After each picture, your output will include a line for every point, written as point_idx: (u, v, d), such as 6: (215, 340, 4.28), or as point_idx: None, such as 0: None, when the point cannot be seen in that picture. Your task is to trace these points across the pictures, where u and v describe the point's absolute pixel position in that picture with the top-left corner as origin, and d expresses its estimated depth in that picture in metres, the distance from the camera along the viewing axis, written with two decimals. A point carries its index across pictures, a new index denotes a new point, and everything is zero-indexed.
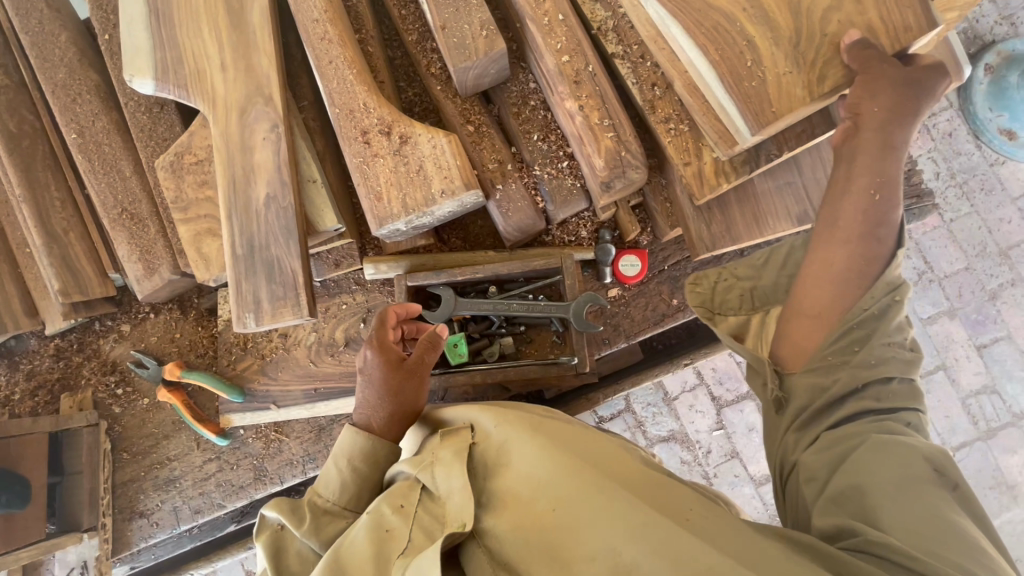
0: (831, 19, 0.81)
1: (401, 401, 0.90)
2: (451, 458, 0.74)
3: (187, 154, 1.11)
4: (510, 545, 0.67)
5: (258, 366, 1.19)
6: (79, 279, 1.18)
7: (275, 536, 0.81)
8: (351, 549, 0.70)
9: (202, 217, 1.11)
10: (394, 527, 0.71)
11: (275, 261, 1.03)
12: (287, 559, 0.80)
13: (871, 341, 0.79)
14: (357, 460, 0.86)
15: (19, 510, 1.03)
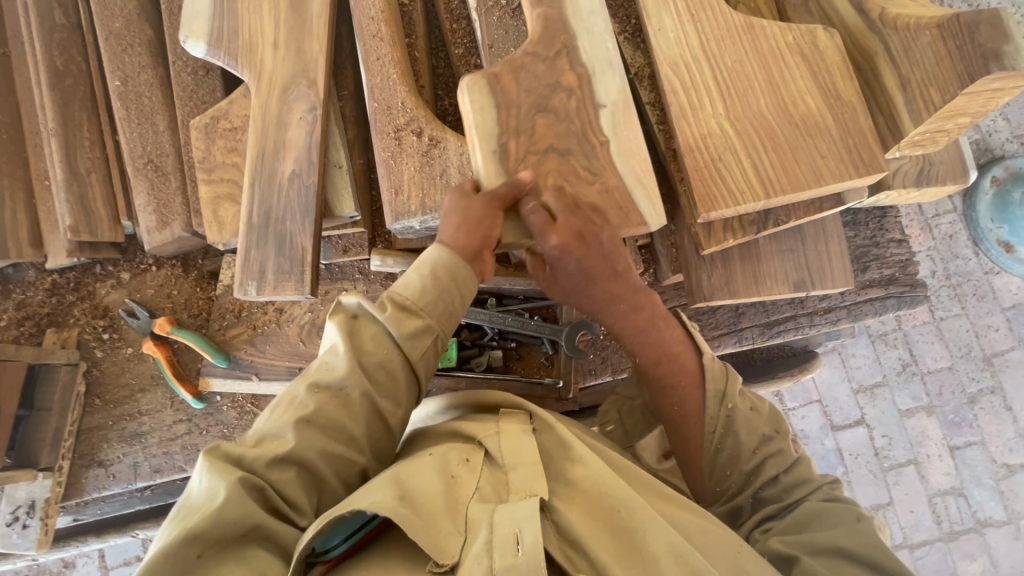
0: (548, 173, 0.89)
1: (476, 228, 0.84)
2: (520, 434, 0.79)
3: (223, 119, 1.14)
4: (580, 526, 0.71)
5: (248, 335, 1.20)
6: (92, 219, 1.20)
7: (352, 319, 0.83)
8: (418, 475, 0.72)
9: (224, 181, 1.14)
10: (461, 474, 0.74)
11: (287, 236, 1.04)
12: (362, 339, 0.81)
13: (739, 463, 0.89)
14: (439, 271, 0.84)
15: None
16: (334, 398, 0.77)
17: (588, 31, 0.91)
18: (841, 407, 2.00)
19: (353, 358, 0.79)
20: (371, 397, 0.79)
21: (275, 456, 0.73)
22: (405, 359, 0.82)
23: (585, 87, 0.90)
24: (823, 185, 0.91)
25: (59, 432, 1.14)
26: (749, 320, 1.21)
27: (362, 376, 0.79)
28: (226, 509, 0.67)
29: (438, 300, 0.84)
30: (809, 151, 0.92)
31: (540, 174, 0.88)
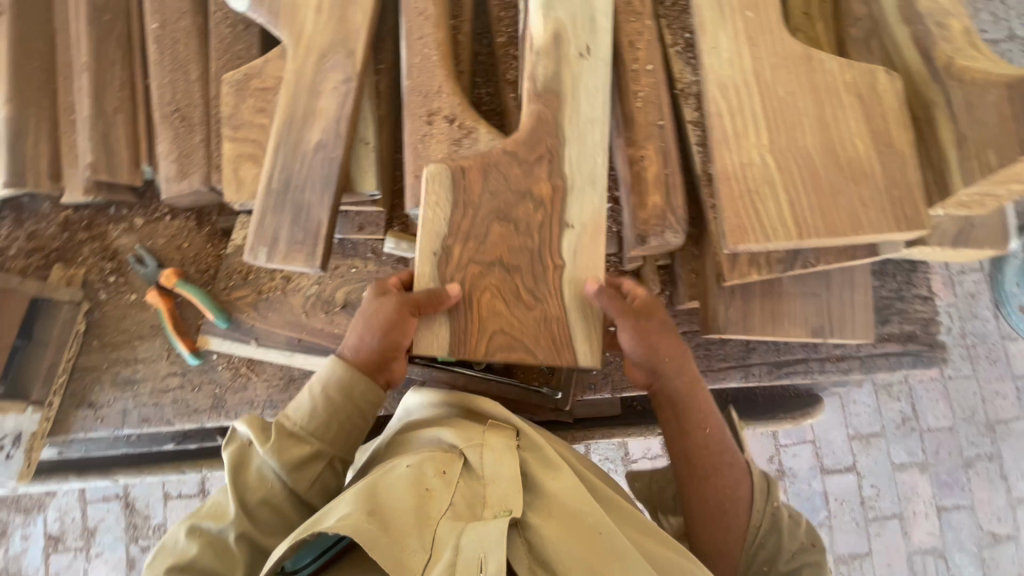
0: (487, 280, 0.94)
1: (385, 336, 0.95)
2: (501, 450, 0.83)
3: (256, 78, 1.12)
4: (555, 546, 0.73)
5: (253, 299, 1.19)
6: (112, 160, 1.18)
7: (241, 451, 0.93)
8: (392, 491, 0.76)
9: (249, 141, 1.12)
10: (434, 487, 0.77)
11: (304, 205, 1.02)
12: (248, 471, 0.91)
13: (777, 563, 0.98)
14: (333, 391, 0.96)
15: None
16: (212, 542, 0.86)
17: (580, 142, 0.97)
18: (833, 451, 1.97)
19: (238, 493, 0.89)
20: (249, 537, 0.87)
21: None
22: (291, 488, 0.91)
23: (562, 202, 0.96)
24: (859, 234, 0.88)
25: (53, 369, 1.14)
26: (759, 357, 1.18)
27: (243, 517, 0.87)
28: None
29: (332, 421, 0.95)
30: (851, 196, 0.89)
31: (477, 287, 0.94)
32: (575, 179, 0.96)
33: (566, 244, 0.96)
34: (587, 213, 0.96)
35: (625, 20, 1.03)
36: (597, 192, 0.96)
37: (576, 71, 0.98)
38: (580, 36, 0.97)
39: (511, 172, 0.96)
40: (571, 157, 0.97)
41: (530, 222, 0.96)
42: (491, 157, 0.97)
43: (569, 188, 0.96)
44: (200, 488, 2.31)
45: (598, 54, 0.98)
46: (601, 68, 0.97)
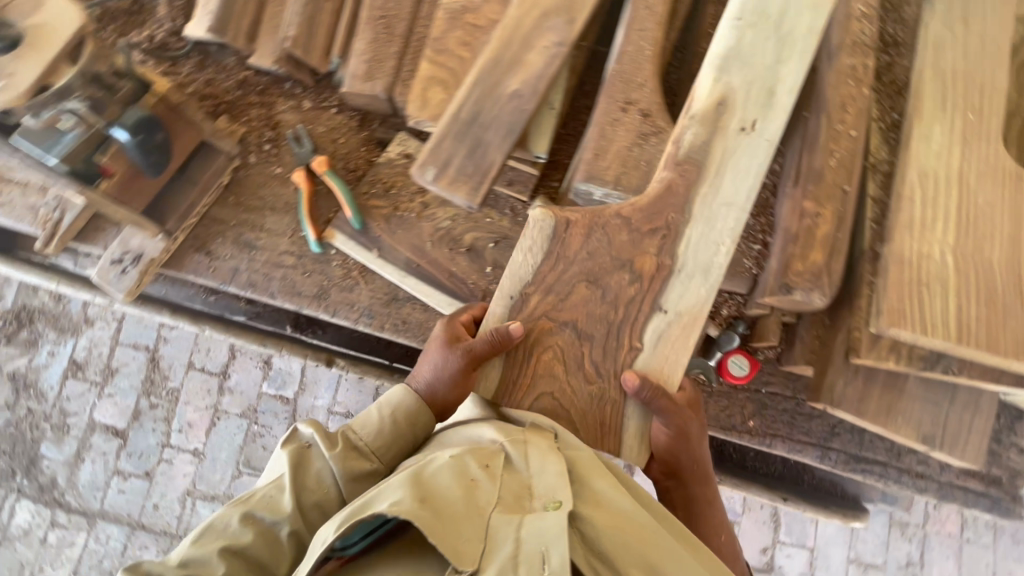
0: (555, 338, 1.01)
1: (453, 385, 1.04)
2: (546, 449, 0.90)
3: (472, 13, 1.16)
4: (604, 535, 0.81)
5: (387, 212, 1.22)
6: (310, 41, 1.22)
7: (303, 452, 1.01)
8: (440, 482, 0.85)
9: (445, 67, 1.14)
10: (479, 479, 0.86)
11: (484, 144, 1.05)
12: (307, 472, 0.99)
13: None
14: (398, 416, 1.05)
15: (150, 176, 1.02)
16: (265, 531, 0.93)
17: (706, 221, 0.99)
18: (829, 566, 1.93)
19: (299, 492, 0.97)
20: (299, 535, 0.95)
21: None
22: (346, 494, 0.99)
23: (663, 284, 1.00)
24: (1017, 360, 0.87)
25: (190, 210, 1.19)
26: (840, 443, 1.18)
27: (297, 514, 0.95)
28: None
29: (393, 442, 1.04)
30: (1019, 321, 0.89)
31: (541, 342, 1.01)
32: (688, 260, 0.99)
33: (651, 326, 1.00)
34: (685, 303, 1.00)
35: (844, 81, 1.04)
36: (707, 286, 0.99)
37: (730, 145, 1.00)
38: (745, 106, 0.99)
39: (617, 237, 1.00)
40: (690, 235, 1.00)
41: (622, 292, 1.01)
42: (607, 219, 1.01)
43: (676, 270, 1.00)
44: (223, 369, 2.37)
45: (764, 132, 0.99)
46: (765, 147, 0.99)
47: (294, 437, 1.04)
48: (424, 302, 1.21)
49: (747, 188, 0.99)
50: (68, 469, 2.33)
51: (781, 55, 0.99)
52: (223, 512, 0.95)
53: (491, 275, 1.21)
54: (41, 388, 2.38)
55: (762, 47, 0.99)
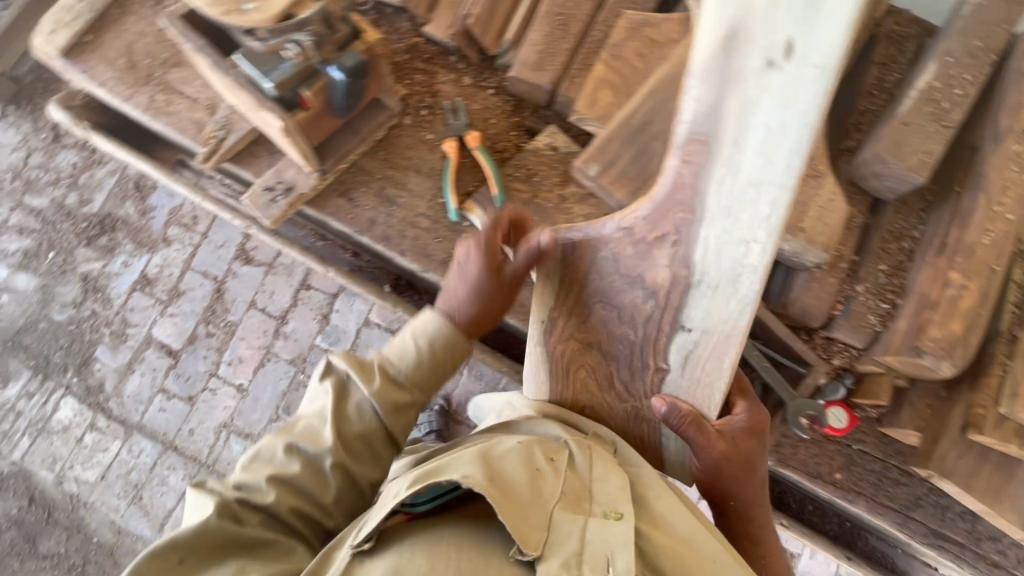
0: (586, 353, 1.05)
1: (485, 305, 1.00)
2: (609, 463, 0.88)
3: (652, 27, 1.20)
4: (666, 557, 0.77)
5: (527, 198, 1.26)
6: (489, 22, 1.27)
7: (343, 385, 0.96)
8: (508, 463, 0.82)
9: (618, 73, 1.19)
10: (546, 470, 0.83)
11: (649, 152, 1.09)
12: (347, 405, 0.93)
13: None
14: (432, 343, 0.97)
15: (337, 115, 1.07)
16: (311, 463, 0.89)
17: (729, 216, 0.82)
18: None
19: (337, 424, 0.91)
20: (344, 469, 0.90)
21: (255, 516, 0.85)
22: (388, 425, 0.94)
23: (667, 337, 0.95)
24: None
25: (344, 155, 1.23)
26: (922, 515, 1.19)
27: (341, 449, 0.90)
28: (220, 542, 0.81)
29: (432, 372, 0.97)
30: None
31: (573, 351, 1.06)
32: (710, 266, 0.86)
33: (675, 348, 0.95)
34: (712, 319, 0.90)
35: (1008, 166, 1.06)
36: (734, 299, 0.87)
37: (755, 87, 0.76)
38: (764, 36, 0.74)
39: (624, 254, 0.93)
40: (705, 237, 0.85)
41: (638, 309, 0.96)
42: (639, 224, 0.90)
43: (694, 279, 0.88)
44: (282, 314, 2.38)
45: (804, 59, 0.73)
46: (812, 74, 0.73)
47: (329, 367, 0.99)
48: None
49: (790, 142, 0.76)
50: (118, 377, 2.39)
51: None
52: (269, 445, 0.92)
53: None
54: (108, 294, 2.44)
55: None
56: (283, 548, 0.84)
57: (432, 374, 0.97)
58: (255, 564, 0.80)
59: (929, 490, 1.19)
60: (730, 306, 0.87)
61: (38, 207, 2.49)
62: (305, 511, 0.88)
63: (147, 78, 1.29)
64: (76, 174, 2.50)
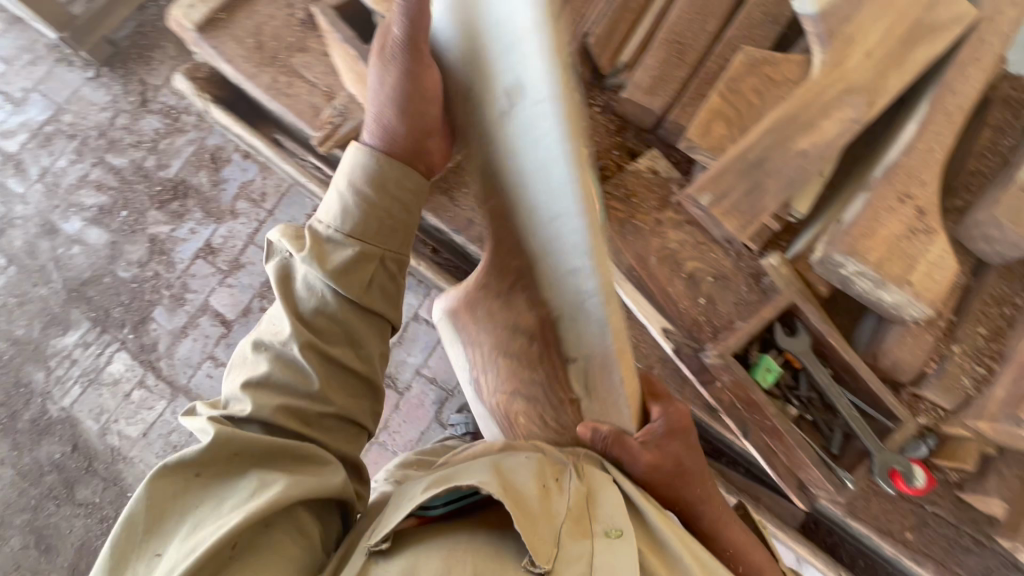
0: (516, 404, 1.26)
1: (406, 119, 0.92)
2: (609, 483, 0.94)
3: (771, 64, 1.21)
4: None
5: (624, 217, 1.27)
6: (607, 44, 1.31)
7: (283, 273, 0.95)
8: (520, 476, 0.89)
9: (732, 107, 1.21)
10: (553, 489, 0.90)
11: (761, 188, 1.13)
12: (292, 287, 0.95)
13: None
14: (364, 184, 0.94)
15: None
16: (279, 359, 0.92)
17: (552, 231, 0.86)
18: None
19: (290, 309, 0.93)
20: (314, 344, 0.91)
21: (261, 429, 0.90)
22: (346, 293, 0.92)
23: (557, 342, 1.12)
24: None
25: None
26: None
27: (305, 327, 0.92)
28: (233, 455, 0.87)
29: (375, 222, 0.95)
30: None
31: (512, 407, 1.26)
32: (558, 304, 1.02)
33: (580, 375, 1.14)
34: (587, 344, 1.02)
35: None
36: (595, 325, 0.93)
37: (520, 108, 0.77)
38: (509, 67, 0.74)
39: (499, 311, 1.18)
40: (536, 212, 0.88)
41: (528, 353, 1.19)
42: (525, 267, 1.05)
43: (556, 317, 1.06)
44: None
45: (533, 96, 0.73)
46: (544, 109, 0.72)
47: (274, 253, 0.98)
48: (630, 309, 1.27)
49: (557, 173, 0.76)
50: (171, 339, 2.44)
51: (505, 37, 0.72)
52: (244, 351, 0.96)
53: (702, 307, 1.24)
54: (173, 258, 2.51)
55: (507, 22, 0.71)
56: (297, 447, 0.90)
57: (410, 211, 0.97)
58: (277, 474, 0.87)
59: (1001, 563, 1.16)
60: (592, 331, 0.97)
61: (117, 166, 2.58)
62: (298, 408, 0.91)
63: (272, 59, 1.34)
64: (156, 139, 2.59)
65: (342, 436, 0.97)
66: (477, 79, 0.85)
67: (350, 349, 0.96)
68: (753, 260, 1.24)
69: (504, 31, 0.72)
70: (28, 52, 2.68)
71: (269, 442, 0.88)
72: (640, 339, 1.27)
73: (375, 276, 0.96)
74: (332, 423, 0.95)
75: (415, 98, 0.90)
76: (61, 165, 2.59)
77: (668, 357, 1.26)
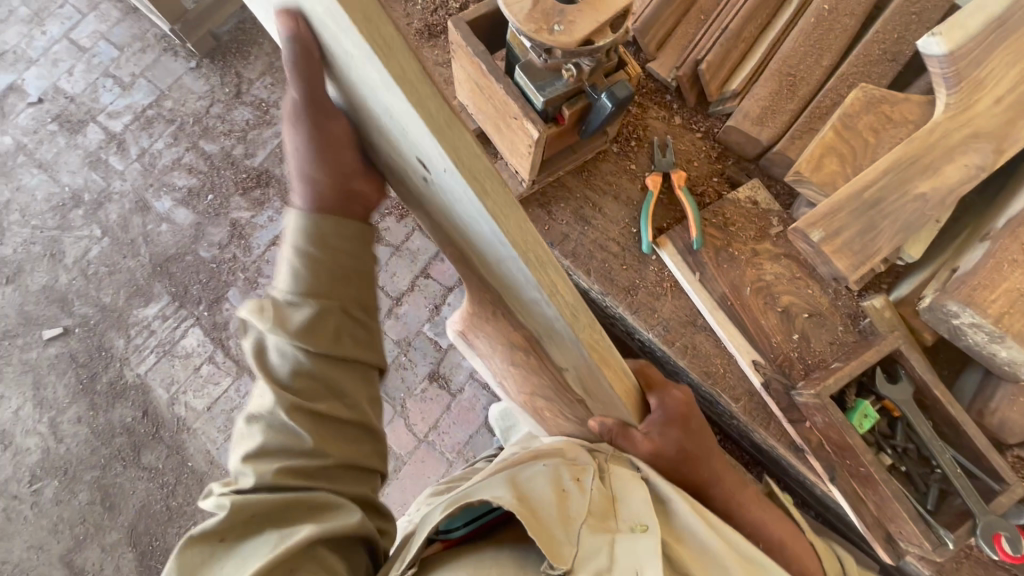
0: (539, 401, 1.29)
1: (336, 172, 0.83)
2: (629, 477, 0.90)
3: (891, 104, 1.19)
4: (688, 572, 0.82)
5: (721, 245, 1.26)
6: (717, 71, 1.31)
7: (257, 350, 0.85)
8: (536, 484, 0.84)
9: (847, 144, 1.19)
10: (573, 489, 0.85)
11: (875, 229, 1.11)
12: (267, 356, 0.85)
13: None
14: (303, 241, 0.83)
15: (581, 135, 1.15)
16: (275, 430, 0.82)
17: (512, 282, 0.79)
18: None
19: (268, 381, 0.84)
20: (302, 408, 0.82)
21: (273, 492, 0.80)
22: (318, 349, 0.83)
23: (552, 360, 1.11)
24: None
25: (555, 171, 1.29)
26: None
27: (285, 391, 0.83)
28: (246, 518, 0.78)
29: (331, 280, 0.85)
30: None
31: (539, 405, 1.29)
32: (538, 324, 0.94)
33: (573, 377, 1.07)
34: (564, 355, 0.96)
35: None
36: (568, 339, 0.81)
37: (442, 181, 0.66)
38: (410, 141, 0.63)
39: (498, 319, 1.24)
40: (495, 264, 0.80)
41: (528, 360, 1.24)
42: (502, 293, 1.02)
43: (540, 334, 1.01)
44: (398, 296, 2.37)
45: (443, 172, 0.62)
46: (457, 187, 0.61)
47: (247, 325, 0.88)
48: (719, 337, 1.25)
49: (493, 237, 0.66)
50: None
51: (401, 122, 0.60)
52: (239, 430, 0.87)
53: (795, 343, 1.22)
54: (251, 243, 2.63)
55: (395, 105, 0.57)
56: (310, 498, 0.81)
57: (357, 254, 0.87)
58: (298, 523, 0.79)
59: None
60: (567, 350, 0.88)
61: (209, 152, 2.73)
62: (302, 468, 0.82)
63: None
64: (247, 129, 2.74)
65: (330, 480, 0.84)
66: (376, 124, 0.76)
67: (338, 402, 0.86)
68: (851, 300, 1.23)
69: (388, 110, 0.62)
70: (138, 40, 2.88)
71: (288, 493, 0.80)
72: (727, 369, 1.25)
73: (352, 316, 0.88)
74: (336, 471, 0.86)
75: (325, 149, 0.81)
76: (159, 147, 2.76)
77: (755, 390, 1.23)
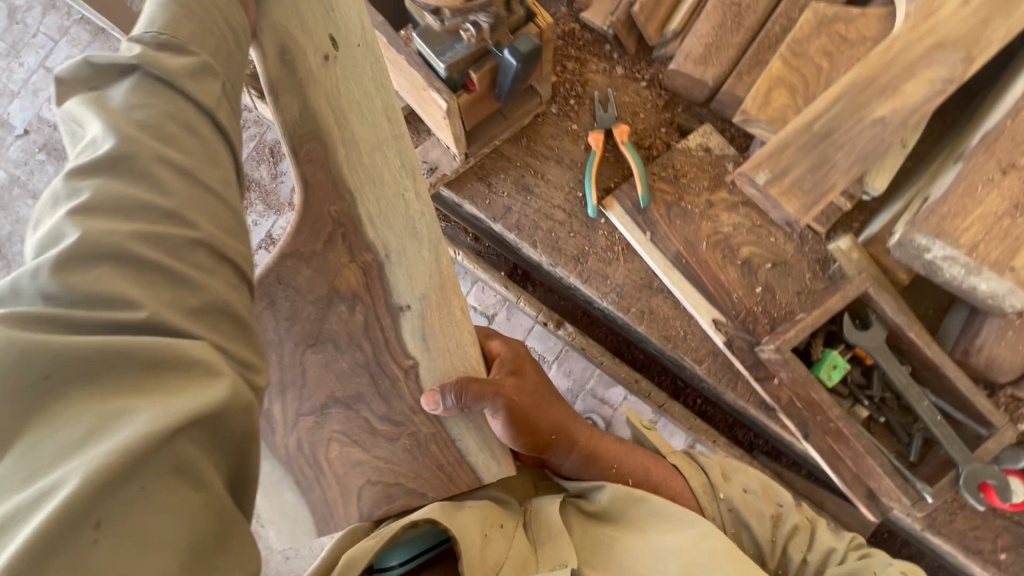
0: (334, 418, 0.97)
1: None
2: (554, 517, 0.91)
3: (845, 22, 1.07)
4: None
5: (672, 200, 1.18)
6: (655, 11, 1.20)
7: (94, 99, 0.55)
8: (463, 516, 0.85)
9: (798, 73, 1.08)
10: (496, 534, 0.86)
11: (828, 164, 1.01)
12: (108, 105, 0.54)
13: None
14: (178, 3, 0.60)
15: (499, 100, 1.08)
16: (124, 173, 0.51)
17: (375, 184, 0.80)
18: None
19: (105, 118, 0.52)
20: (164, 155, 0.52)
21: (118, 271, 0.48)
22: (188, 90, 0.57)
23: (393, 328, 0.87)
24: None
25: (488, 141, 1.19)
26: None
27: (134, 126, 0.53)
28: (52, 373, 0.43)
29: (203, 21, 0.61)
30: None
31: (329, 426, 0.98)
32: (389, 239, 0.82)
33: (410, 337, 0.88)
34: (413, 285, 0.85)
35: None
36: (426, 247, 0.83)
37: (340, 62, 0.74)
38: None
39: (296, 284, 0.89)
40: (366, 199, 0.81)
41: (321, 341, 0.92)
42: (347, 210, 0.81)
43: (383, 258, 0.83)
44: None
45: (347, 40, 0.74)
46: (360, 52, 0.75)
47: (98, 75, 0.57)
48: (677, 299, 1.18)
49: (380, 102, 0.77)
50: None
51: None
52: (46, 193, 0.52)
53: (759, 296, 1.14)
54: None
55: None
56: (172, 290, 0.50)
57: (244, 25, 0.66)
58: (142, 400, 0.45)
59: None
60: (421, 258, 0.83)
61: None
62: (161, 236, 0.50)
63: None
64: None
65: (195, 268, 0.52)
66: None
67: (207, 160, 0.56)
68: (818, 244, 1.14)
69: None
70: None
71: (132, 293, 0.47)
72: (688, 330, 1.18)
73: (227, 96, 0.61)
74: (217, 265, 0.54)
75: None
76: None
77: (719, 349, 1.16)
